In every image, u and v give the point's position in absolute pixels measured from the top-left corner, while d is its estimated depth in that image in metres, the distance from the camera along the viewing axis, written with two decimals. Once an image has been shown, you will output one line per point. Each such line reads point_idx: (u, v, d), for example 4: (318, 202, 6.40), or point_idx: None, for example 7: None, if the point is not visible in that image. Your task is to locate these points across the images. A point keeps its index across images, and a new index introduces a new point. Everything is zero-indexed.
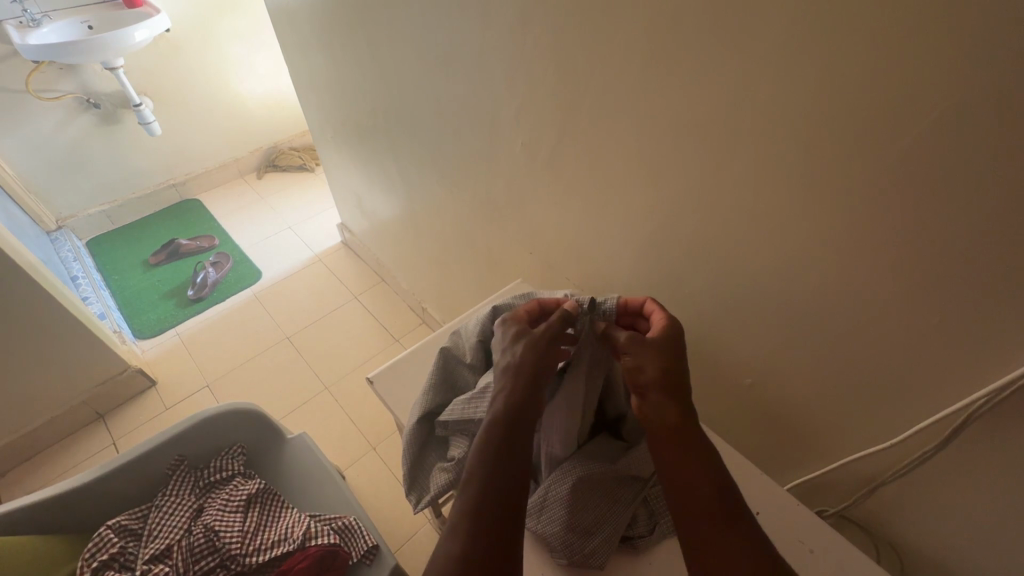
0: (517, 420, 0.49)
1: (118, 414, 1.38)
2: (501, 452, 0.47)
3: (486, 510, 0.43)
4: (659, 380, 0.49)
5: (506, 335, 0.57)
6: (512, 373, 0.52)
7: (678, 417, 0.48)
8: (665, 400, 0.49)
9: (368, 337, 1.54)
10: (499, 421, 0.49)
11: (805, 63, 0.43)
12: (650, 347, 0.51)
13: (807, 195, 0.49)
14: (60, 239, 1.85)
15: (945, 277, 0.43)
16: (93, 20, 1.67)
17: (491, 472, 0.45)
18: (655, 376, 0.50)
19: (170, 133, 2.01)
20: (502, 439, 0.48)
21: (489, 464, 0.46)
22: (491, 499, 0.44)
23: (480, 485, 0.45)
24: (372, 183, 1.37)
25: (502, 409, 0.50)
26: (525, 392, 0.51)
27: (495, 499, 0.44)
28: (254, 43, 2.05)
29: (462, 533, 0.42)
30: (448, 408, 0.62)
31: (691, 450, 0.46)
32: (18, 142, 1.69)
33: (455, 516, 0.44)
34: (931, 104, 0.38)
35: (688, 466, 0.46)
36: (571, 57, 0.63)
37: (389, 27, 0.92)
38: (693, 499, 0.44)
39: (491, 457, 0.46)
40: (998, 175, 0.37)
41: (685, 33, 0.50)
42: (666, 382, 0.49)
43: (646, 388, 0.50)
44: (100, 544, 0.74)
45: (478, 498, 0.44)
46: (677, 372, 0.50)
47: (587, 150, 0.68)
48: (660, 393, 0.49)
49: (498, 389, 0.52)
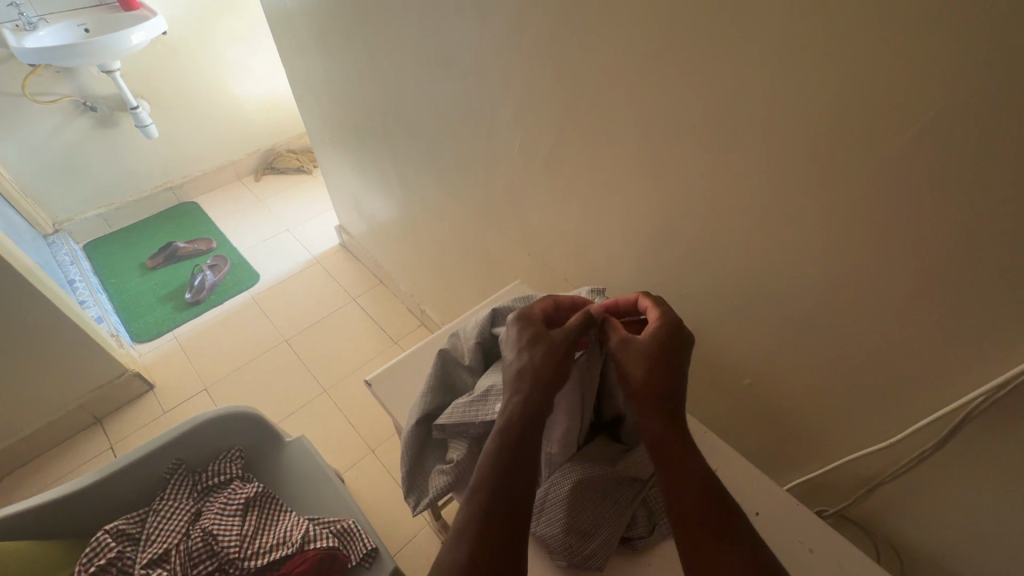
0: (525, 426, 0.48)
1: (116, 418, 1.38)
2: (510, 458, 0.46)
3: (499, 520, 0.43)
4: (648, 387, 0.49)
5: (510, 336, 0.56)
6: (521, 376, 0.51)
7: (664, 427, 0.48)
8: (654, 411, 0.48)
9: (367, 340, 1.54)
10: (509, 426, 0.48)
11: (800, 64, 0.43)
12: (638, 353, 0.51)
13: (804, 196, 0.49)
14: (56, 243, 1.84)
15: (942, 277, 0.43)
16: (89, 22, 1.66)
17: (499, 479, 0.45)
18: (643, 381, 0.50)
19: (167, 136, 2.00)
20: (508, 443, 0.47)
21: (497, 471, 0.45)
22: (499, 505, 0.44)
23: (487, 489, 0.44)
24: (371, 184, 1.37)
25: (511, 412, 0.49)
26: (533, 395, 0.50)
27: (502, 506, 0.44)
28: (252, 45, 2.05)
29: (467, 537, 0.42)
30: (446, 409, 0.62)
31: (682, 458, 0.46)
32: (14, 145, 1.68)
33: (459, 519, 0.44)
34: (931, 101, 0.38)
35: (677, 475, 0.46)
36: (567, 58, 0.63)
37: (387, 29, 0.92)
38: (684, 509, 0.44)
39: (501, 464, 0.46)
40: (996, 173, 0.37)
41: (680, 36, 0.50)
42: (655, 387, 0.49)
43: (637, 395, 0.50)
44: (98, 549, 0.73)
45: (486, 506, 0.44)
46: (669, 376, 0.50)
47: (585, 150, 0.68)
48: (652, 401, 0.49)
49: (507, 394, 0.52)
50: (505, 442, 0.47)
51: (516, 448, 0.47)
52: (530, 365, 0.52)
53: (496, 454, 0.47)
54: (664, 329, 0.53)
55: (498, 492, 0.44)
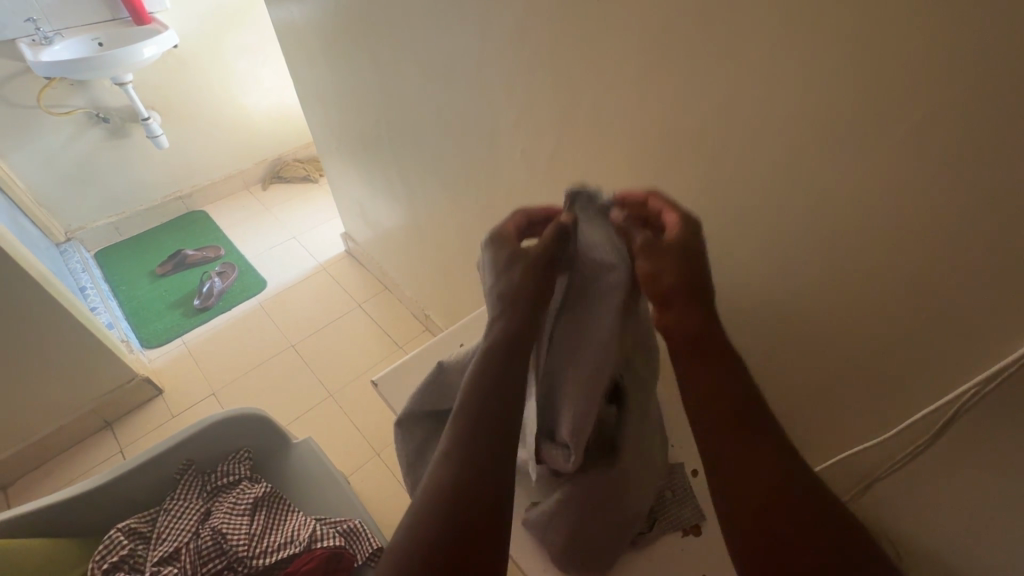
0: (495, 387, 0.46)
1: (126, 422, 1.40)
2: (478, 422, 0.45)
3: (473, 477, 0.42)
4: (679, 283, 0.46)
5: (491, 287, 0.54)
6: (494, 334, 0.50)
7: (703, 322, 0.46)
8: (687, 312, 0.46)
9: (372, 345, 1.56)
10: (481, 374, 0.47)
11: (791, 69, 0.45)
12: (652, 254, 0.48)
13: (797, 195, 0.50)
14: (69, 251, 1.88)
15: (932, 272, 0.44)
16: (103, 36, 1.70)
17: (474, 431, 0.44)
18: (674, 280, 0.47)
19: (177, 146, 2.04)
20: (476, 405, 0.45)
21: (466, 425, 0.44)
22: (470, 461, 0.42)
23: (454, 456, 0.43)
24: (376, 192, 1.39)
25: (488, 357, 0.48)
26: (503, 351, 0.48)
27: (477, 464, 0.42)
28: (260, 57, 2.09)
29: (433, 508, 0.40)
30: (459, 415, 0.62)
31: (716, 364, 0.45)
32: (27, 155, 1.72)
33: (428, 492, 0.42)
34: (914, 102, 0.40)
35: (714, 386, 0.44)
36: (567, 67, 0.65)
37: (392, 41, 0.94)
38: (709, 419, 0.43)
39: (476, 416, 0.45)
40: (979, 171, 0.39)
41: (676, 43, 0.52)
42: (684, 285, 0.46)
43: (667, 297, 0.47)
44: (111, 546, 0.75)
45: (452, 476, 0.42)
46: (693, 271, 0.47)
47: (586, 156, 0.70)
48: (686, 300, 0.46)
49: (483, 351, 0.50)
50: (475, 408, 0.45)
51: (490, 397, 0.46)
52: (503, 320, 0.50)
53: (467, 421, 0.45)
54: (682, 228, 0.49)
55: (470, 444, 0.43)
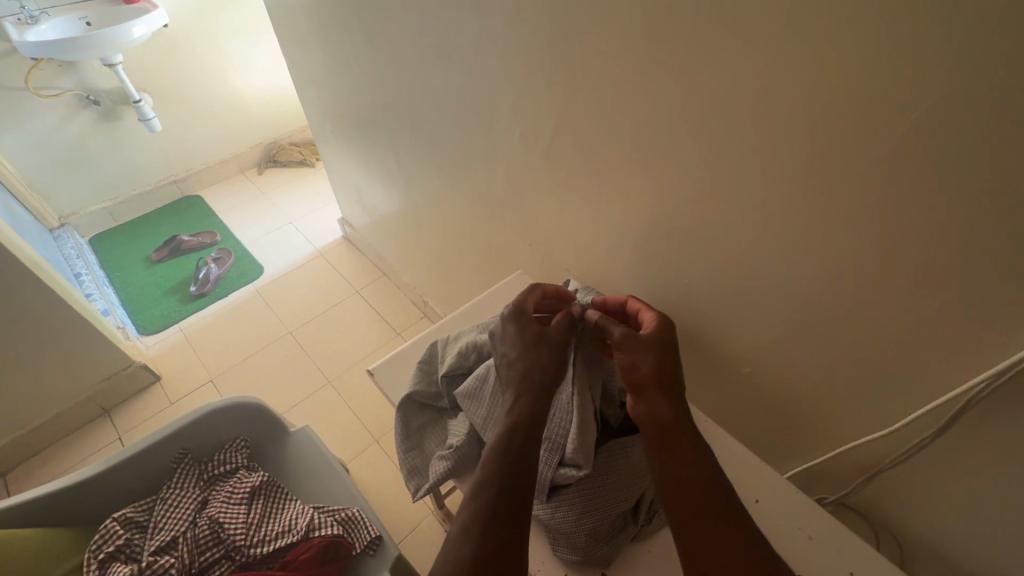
0: (530, 428, 0.49)
1: (123, 409, 1.39)
2: (517, 459, 0.47)
3: (500, 502, 0.44)
4: (656, 377, 0.51)
5: (509, 331, 0.57)
6: (527, 373, 0.53)
7: (662, 414, 0.50)
8: (660, 402, 0.50)
9: (370, 331, 1.55)
10: (515, 423, 0.50)
11: (798, 56, 0.43)
12: (645, 346, 0.54)
13: (803, 186, 0.48)
14: (62, 237, 1.86)
15: (941, 266, 0.43)
16: (91, 16, 1.67)
17: (501, 471, 0.46)
18: (649, 375, 0.52)
19: (170, 128, 2.00)
20: (514, 440, 0.48)
21: (502, 461, 0.47)
22: (497, 489, 0.45)
23: (495, 487, 0.45)
24: (372, 176, 1.37)
25: (518, 399, 0.51)
26: (533, 391, 0.52)
27: (507, 493, 0.45)
28: (253, 38, 2.04)
29: (471, 535, 0.42)
30: (458, 419, 0.62)
31: (684, 448, 0.48)
32: (17, 139, 1.69)
33: (462, 519, 0.44)
34: (932, 85, 0.37)
35: (672, 464, 0.47)
36: (566, 48, 0.62)
37: (386, 19, 0.91)
38: (683, 503, 0.45)
39: (504, 455, 0.47)
40: (993, 159, 0.37)
41: (679, 28, 0.50)
42: (660, 379, 0.51)
43: (642, 387, 0.51)
44: (106, 537, 0.75)
45: (495, 504, 0.44)
46: (668, 367, 0.53)
47: (587, 139, 0.67)
48: (658, 391, 0.51)
49: (512, 389, 0.53)
50: (514, 442, 0.48)
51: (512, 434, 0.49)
52: (523, 362, 0.54)
53: (505, 455, 0.47)
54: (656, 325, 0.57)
55: (509, 478, 0.46)
